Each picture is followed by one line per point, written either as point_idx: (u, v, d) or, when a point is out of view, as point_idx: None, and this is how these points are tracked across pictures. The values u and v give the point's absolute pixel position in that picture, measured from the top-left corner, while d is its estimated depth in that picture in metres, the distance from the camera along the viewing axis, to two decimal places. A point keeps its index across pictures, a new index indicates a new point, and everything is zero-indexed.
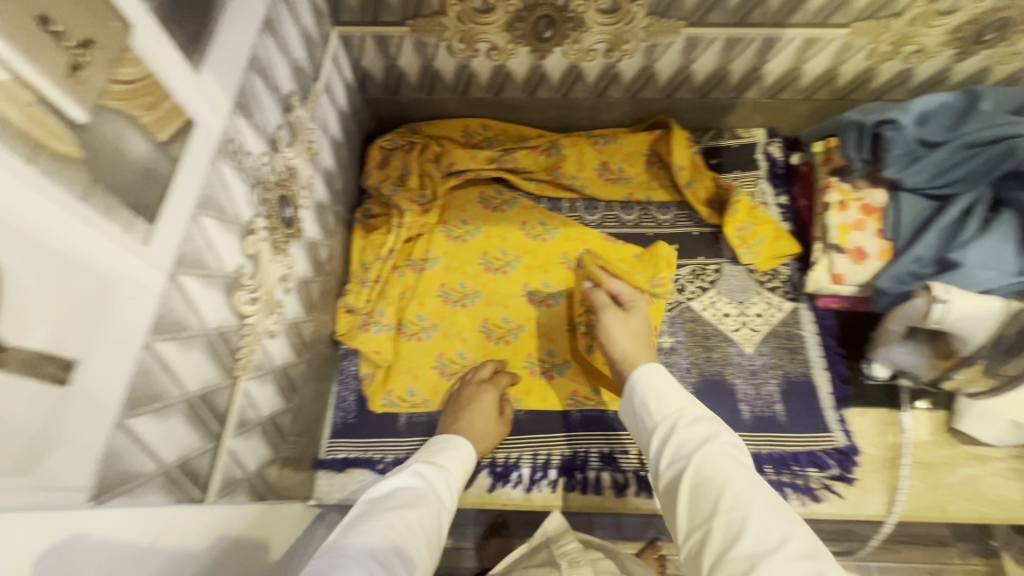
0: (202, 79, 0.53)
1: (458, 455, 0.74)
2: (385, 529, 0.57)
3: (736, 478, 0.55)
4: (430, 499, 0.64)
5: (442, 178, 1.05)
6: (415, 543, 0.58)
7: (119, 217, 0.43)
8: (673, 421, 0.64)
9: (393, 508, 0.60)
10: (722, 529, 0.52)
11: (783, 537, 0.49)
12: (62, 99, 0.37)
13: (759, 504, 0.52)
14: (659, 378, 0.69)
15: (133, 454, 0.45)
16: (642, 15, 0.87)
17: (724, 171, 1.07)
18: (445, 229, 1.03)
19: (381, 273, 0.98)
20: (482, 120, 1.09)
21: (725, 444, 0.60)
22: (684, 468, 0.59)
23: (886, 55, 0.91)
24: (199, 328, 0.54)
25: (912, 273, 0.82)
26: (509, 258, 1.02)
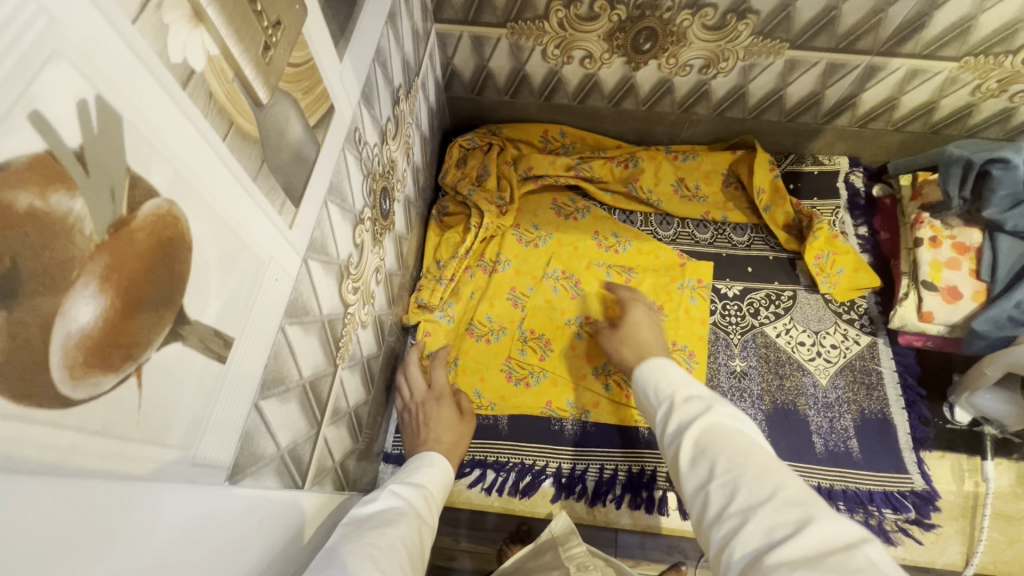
0: (344, 68, 0.54)
1: (435, 472, 0.70)
2: (366, 550, 0.49)
3: (728, 441, 0.51)
4: (410, 515, 0.59)
5: (518, 182, 1.05)
6: (395, 560, 0.51)
7: (275, 198, 0.43)
8: (671, 402, 0.61)
9: (374, 529, 0.54)
10: (718, 489, 0.48)
11: (776, 487, 0.45)
12: (253, 79, 0.37)
13: (755, 461, 0.48)
14: (659, 367, 0.66)
15: (261, 435, 0.45)
16: (747, 34, 0.85)
17: (803, 197, 1.05)
18: (518, 233, 1.03)
19: (456, 272, 0.98)
20: (561, 126, 1.08)
21: (723, 415, 0.55)
22: (679, 440, 0.55)
23: (990, 93, 0.89)
24: (317, 314, 0.54)
25: (1012, 318, 0.79)
26: (581, 267, 1.00)
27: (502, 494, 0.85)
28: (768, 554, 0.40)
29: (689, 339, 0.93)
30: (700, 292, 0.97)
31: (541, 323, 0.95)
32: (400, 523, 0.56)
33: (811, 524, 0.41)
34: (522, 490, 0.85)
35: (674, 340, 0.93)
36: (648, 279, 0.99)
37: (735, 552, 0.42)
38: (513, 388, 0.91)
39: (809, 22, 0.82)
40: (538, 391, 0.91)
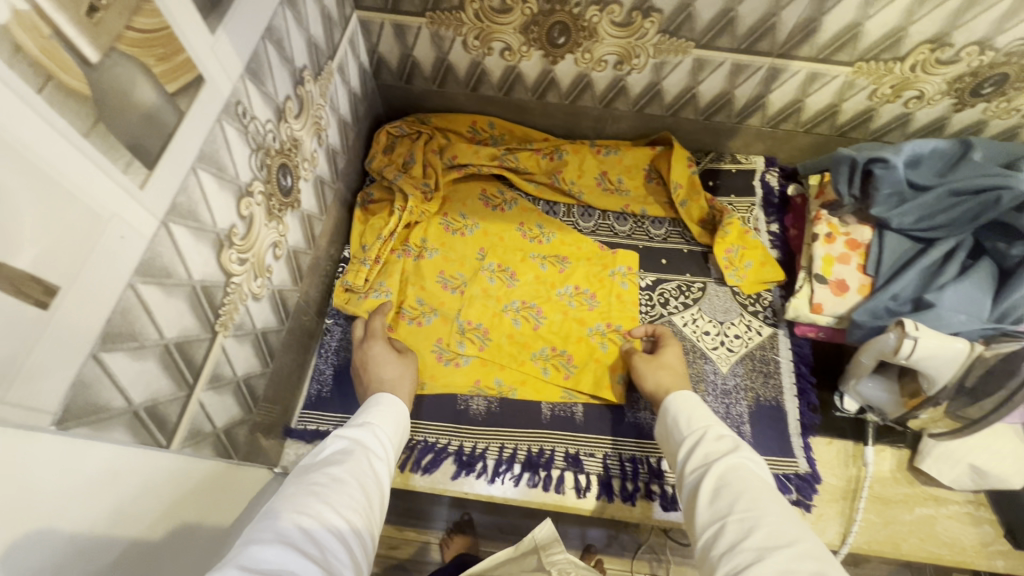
0: (217, 41, 0.55)
1: (383, 409, 0.72)
2: (309, 488, 0.54)
3: (753, 484, 0.55)
4: (357, 451, 0.63)
5: (447, 172, 1.07)
6: (345, 491, 0.56)
7: (118, 155, 0.44)
8: (699, 433, 0.66)
9: (318, 469, 0.58)
10: (735, 523, 0.52)
11: (793, 540, 0.48)
12: (77, 37, 0.39)
13: (777, 510, 0.52)
14: (690, 400, 0.72)
15: (104, 387, 0.47)
16: (653, 32, 0.88)
17: (720, 194, 1.09)
18: (445, 221, 1.06)
19: (381, 253, 0.99)
20: (489, 118, 1.11)
21: (749, 457, 0.60)
22: (706, 470, 0.60)
23: (886, 98, 0.94)
24: (185, 278, 0.56)
25: (888, 309, 0.84)
26: (511, 258, 1.03)
27: (404, 471, 0.86)
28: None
29: (624, 321, 0.97)
30: (630, 278, 1.02)
31: (477, 312, 0.97)
32: (348, 460, 0.60)
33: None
34: (424, 466, 0.86)
35: (609, 322, 0.97)
36: (580, 268, 1.03)
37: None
38: (442, 367, 0.93)
39: (710, 23, 0.86)
40: (467, 371, 0.93)
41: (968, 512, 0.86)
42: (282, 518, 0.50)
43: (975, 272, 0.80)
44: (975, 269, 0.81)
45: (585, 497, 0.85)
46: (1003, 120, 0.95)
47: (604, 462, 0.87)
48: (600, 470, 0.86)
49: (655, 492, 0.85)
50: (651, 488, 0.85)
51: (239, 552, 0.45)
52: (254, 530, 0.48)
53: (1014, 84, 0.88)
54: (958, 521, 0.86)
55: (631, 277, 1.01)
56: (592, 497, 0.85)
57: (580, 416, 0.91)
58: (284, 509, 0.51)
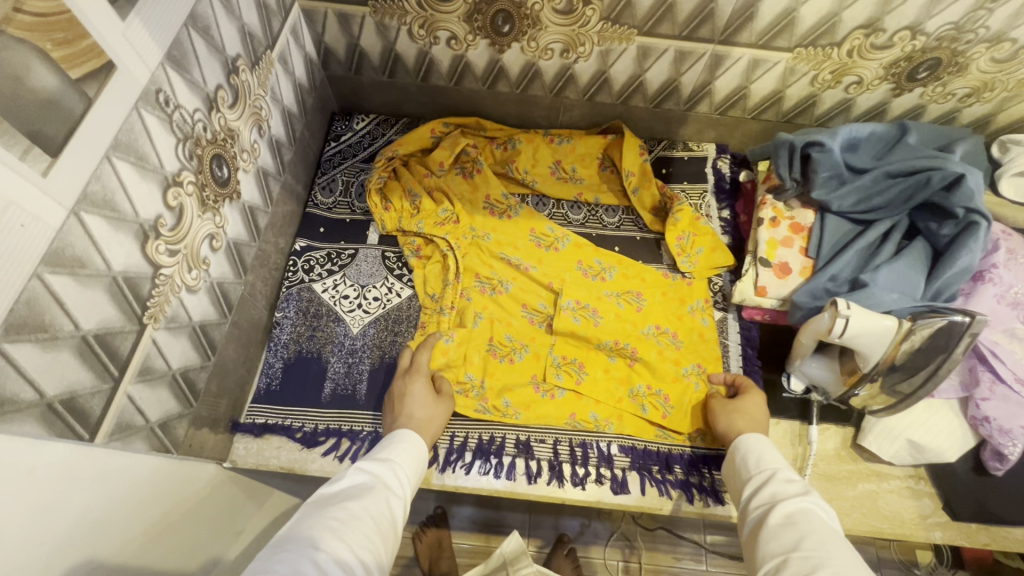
0: (130, 27, 0.54)
1: (405, 444, 0.72)
2: (328, 524, 0.55)
3: (819, 527, 0.58)
4: (376, 488, 0.63)
5: (480, 213, 1.05)
6: (361, 530, 0.57)
7: (14, 141, 0.44)
8: (767, 475, 0.68)
9: (338, 503, 0.59)
10: (798, 560, 0.54)
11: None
12: None
13: (846, 553, 0.54)
14: (761, 443, 0.74)
15: (10, 379, 0.46)
16: (596, 19, 0.89)
17: (673, 181, 1.10)
18: (504, 259, 1.01)
19: (453, 298, 0.96)
20: (443, 119, 1.09)
21: (816, 503, 0.62)
22: (772, 509, 0.62)
23: (827, 83, 0.96)
24: (104, 269, 0.55)
25: (827, 290, 0.85)
26: (584, 305, 0.97)
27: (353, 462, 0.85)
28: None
29: (713, 361, 0.94)
30: (709, 312, 0.99)
31: (572, 348, 0.94)
32: (367, 496, 0.61)
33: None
34: None
35: (698, 362, 0.94)
36: (657, 305, 1.00)
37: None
38: (540, 400, 0.91)
39: (650, 9, 0.86)
40: (562, 403, 0.90)
41: (909, 487, 0.88)
42: (299, 552, 0.51)
43: (907, 253, 0.82)
44: (908, 249, 0.83)
45: (536, 483, 0.85)
46: (941, 104, 0.98)
47: (554, 448, 0.88)
48: (551, 456, 0.87)
49: (605, 476, 0.86)
50: (601, 472, 0.86)
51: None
52: (271, 560, 0.50)
53: (947, 68, 0.90)
54: (899, 495, 0.88)
55: (705, 311, 0.98)
56: (543, 482, 0.85)
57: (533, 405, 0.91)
58: (302, 543, 0.52)
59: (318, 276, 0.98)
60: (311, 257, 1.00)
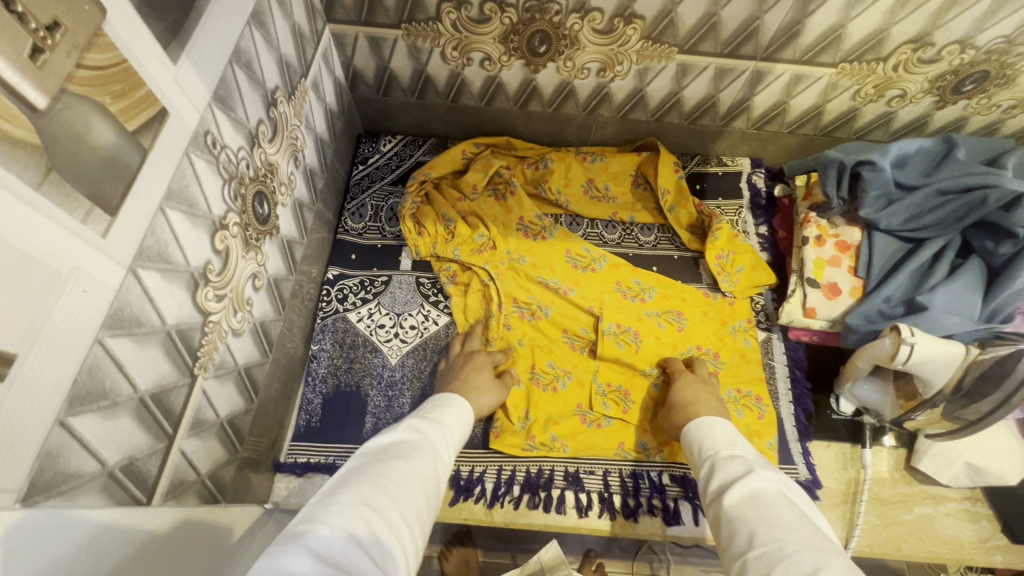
0: (181, 71, 0.52)
1: (450, 411, 0.70)
2: (380, 478, 0.52)
3: (765, 514, 0.55)
4: (424, 448, 0.60)
5: (515, 235, 1.02)
6: (410, 490, 0.53)
7: (76, 205, 0.41)
8: (714, 462, 0.67)
9: (388, 460, 0.55)
10: (754, 559, 0.51)
11: (816, 563, 0.47)
12: (20, 82, 0.35)
13: (798, 532, 0.51)
14: (704, 428, 0.73)
15: (73, 454, 0.44)
16: (636, 39, 0.86)
17: (708, 197, 1.08)
18: (541, 282, 0.98)
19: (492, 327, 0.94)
20: (473, 141, 1.07)
21: (764, 480, 0.60)
22: (724, 500, 0.60)
23: (869, 97, 0.94)
24: (158, 324, 0.52)
25: (881, 312, 0.84)
26: (627, 329, 0.95)
27: None
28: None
29: (754, 384, 0.92)
30: (751, 334, 0.96)
31: (616, 375, 0.92)
32: (416, 456, 0.58)
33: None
34: None
35: (740, 385, 0.91)
36: (699, 326, 0.97)
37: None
38: (586, 430, 0.88)
39: (692, 27, 0.84)
40: (610, 432, 0.88)
41: (965, 509, 0.87)
42: (353, 505, 0.47)
43: (964, 272, 0.80)
44: (965, 269, 0.81)
45: (587, 517, 0.83)
46: (984, 115, 0.96)
47: (604, 480, 0.85)
48: (601, 488, 0.85)
49: (657, 507, 0.84)
50: (653, 503, 0.84)
51: (303, 535, 0.43)
52: (325, 510, 0.46)
53: (995, 81, 0.88)
54: (956, 518, 0.86)
55: (748, 332, 0.96)
56: (594, 515, 0.83)
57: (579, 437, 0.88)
58: (356, 494, 0.49)
59: (352, 305, 0.96)
60: (344, 285, 0.98)
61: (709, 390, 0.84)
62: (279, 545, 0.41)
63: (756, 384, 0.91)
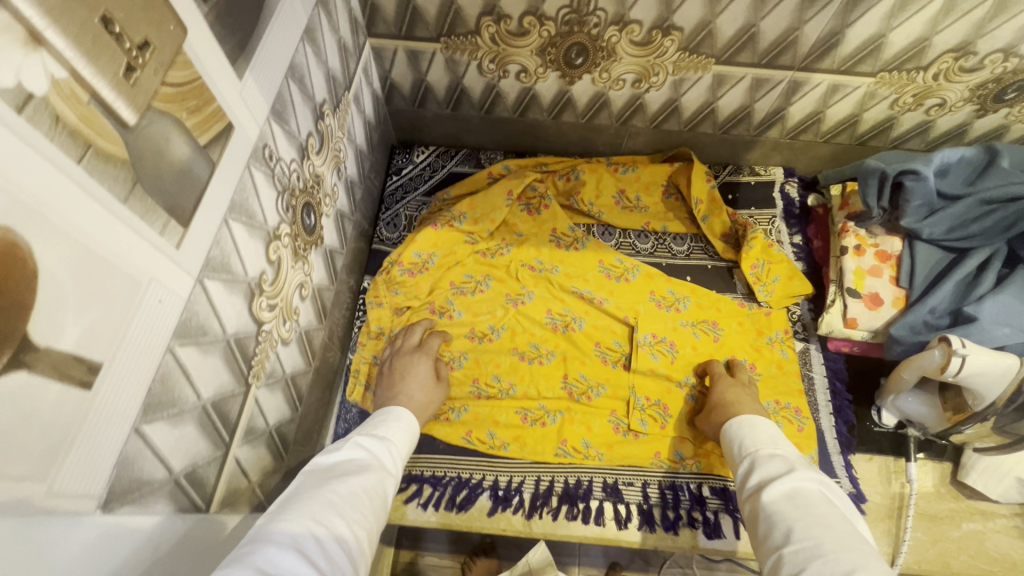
0: (245, 86, 0.53)
1: (398, 426, 0.72)
2: (328, 498, 0.53)
3: (804, 511, 0.55)
4: (373, 467, 0.61)
5: (547, 245, 1.03)
6: (358, 508, 0.54)
7: (156, 218, 0.42)
8: (754, 458, 0.67)
9: (336, 478, 0.56)
10: (791, 554, 0.52)
11: (853, 564, 0.47)
12: (115, 99, 0.36)
13: (836, 530, 0.52)
14: (748, 426, 0.73)
15: (146, 461, 0.44)
16: (673, 50, 0.87)
17: (741, 207, 1.07)
18: (575, 292, 0.98)
19: (509, 333, 0.95)
20: (502, 163, 1.07)
21: (804, 478, 0.60)
22: (761, 496, 0.60)
23: (907, 106, 0.94)
24: (220, 334, 0.53)
25: (927, 323, 0.82)
26: (662, 340, 0.94)
27: (438, 509, 0.83)
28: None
29: (793, 396, 0.90)
30: (790, 344, 0.95)
31: (653, 388, 0.91)
32: (366, 476, 0.59)
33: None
34: (458, 503, 0.83)
35: (778, 397, 0.90)
36: (735, 337, 0.96)
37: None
38: (621, 440, 0.87)
39: (731, 39, 0.84)
40: (646, 442, 0.87)
41: (1017, 526, 0.84)
42: (299, 526, 0.48)
43: (1013, 282, 0.79)
44: (1013, 279, 0.79)
45: (627, 529, 0.82)
46: None
47: (643, 491, 0.85)
48: (640, 500, 0.84)
49: (697, 519, 0.83)
50: (693, 515, 0.83)
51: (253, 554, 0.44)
52: (269, 530, 0.48)
53: None
54: (1007, 535, 0.84)
55: (788, 342, 0.95)
56: (634, 528, 0.82)
57: (613, 453, 0.86)
58: (302, 513, 0.50)
59: None
60: None
61: (749, 392, 0.84)
62: (225, 566, 0.43)
63: (795, 398, 0.90)
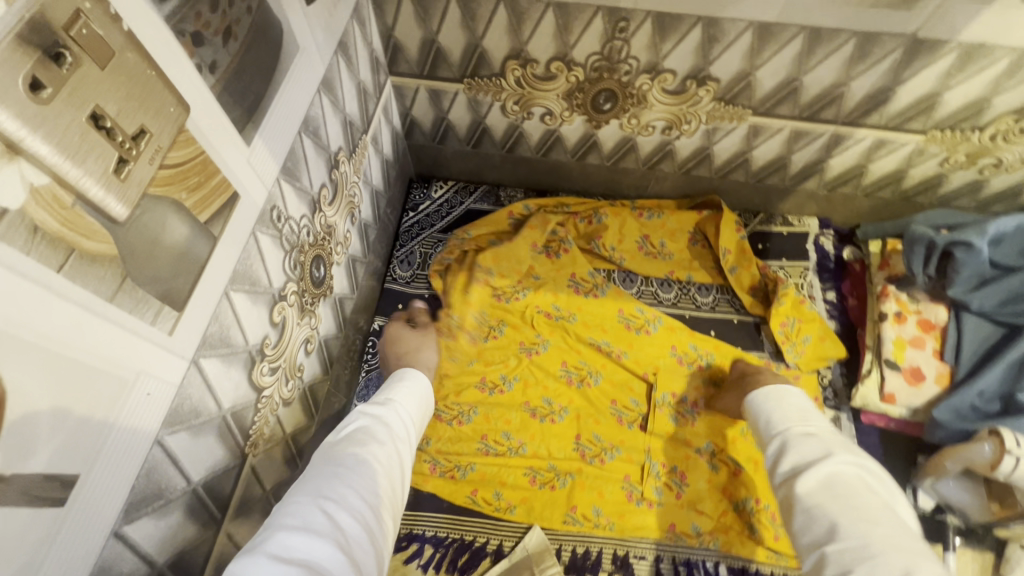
0: (254, 150, 0.50)
1: (405, 388, 0.67)
2: (335, 470, 0.48)
3: (848, 504, 0.51)
4: (380, 431, 0.56)
5: (565, 291, 0.97)
6: (370, 474, 0.50)
7: (147, 308, 0.39)
8: (784, 437, 0.62)
9: (341, 448, 0.52)
10: (835, 553, 0.47)
11: (904, 564, 0.44)
12: (104, 198, 0.33)
13: (883, 526, 0.48)
14: (778, 399, 0.68)
15: (126, 562, 0.42)
16: (708, 100, 0.82)
17: (771, 258, 1.02)
18: (592, 342, 0.93)
19: (521, 386, 0.91)
20: (523, 202, 1.04)
21: (844, 463, 0.55)
22: (795, 486, 0.55)
23: (959, 165, 0.87)
24: (215, 412, 0.51)
25: (973, 408, 0.77)
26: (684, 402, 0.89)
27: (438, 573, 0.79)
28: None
29: None
30: (819, 413, 0.88)
31: (671, 455, 0.85)
32: (374, 441, 0.54)
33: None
34: (460, 567, 0.79)
35: None
36: None
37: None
38: (633, 508, 0.83)
39: (771, 92, 0.79)
40: (661, 511, 0.82)
41: None
42: (306, 500, 0.44)
43: None
44: None
45: None
46: None
47: (655, 566, 0.80)
48: None
49: None
50: None
51: (260, 539, 0.41)
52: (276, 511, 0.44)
53: None
54: None
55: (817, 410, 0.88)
56: None
57: (625, 525, 0.82)
58: (311, 489, 0.46)
59: None
60: None
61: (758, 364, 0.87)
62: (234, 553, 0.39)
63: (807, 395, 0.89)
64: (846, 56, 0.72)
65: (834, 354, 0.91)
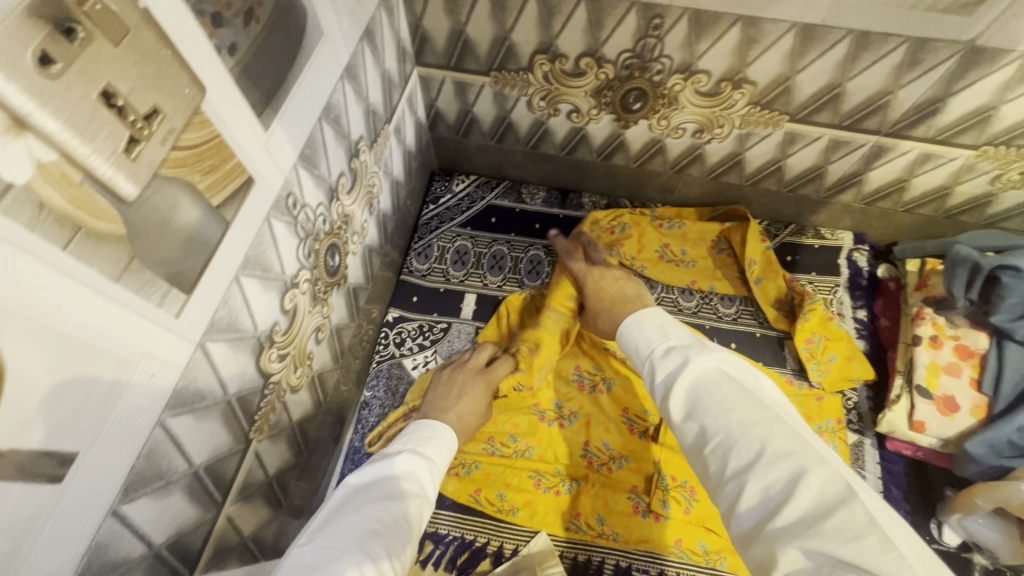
0: (271, 136, 0.50)
1: (442, 438, 0.66)
2: (370, 526, 0.48)
3: (714, 402, 0.49)
4: (415, 490, 0.55)
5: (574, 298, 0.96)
6: (399, 538, 0.49)
7: (155, 289, 0.39)
8: (650, 358, 0.57)
9: (377, 504, 0.50)
10: (713, 453, 0.46)
11: (763, 440, 0.44)
12: (114, 175, 0.33)
13: (746, 421, 0.46)
14: (642, 321, 0.61)
15: (123, 541, 0.42)
16: (743, 103, 0.78)
17: (800, 271, 0.98)
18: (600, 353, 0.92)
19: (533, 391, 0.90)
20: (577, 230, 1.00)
21: (702, 363, 0.52)
22: (671, 406, 0.51)
23: (1012, 184, 0.82)
24: (220, 396, 0.51)
25: (1012, 443, 0.72)
26: None
27: (436, 569, 0.78)
28: (770, 517, 0.40)
29: None
30: (841, 435, 0.84)
31: (681, 469, 0.82)
32: (410, 498, 0.53)
33: (799, 477, 0.41)
34: (459, 566, 0.78)
35: None
36: None
37: (737, 517, 0.43)
38: (640, 520, 0.80)
39: (810, 97, 0.75)
40: (669, 526, 0.79)
41: None
42: (342, 556, 0.43)
43: None
44: None
45: None
46: None
47: None
48: None
49: None
50: None
51: None
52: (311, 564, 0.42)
53: None
54: None
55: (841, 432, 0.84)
56: None
57: (631, 538, 0.79)
58: (347, 545, 0.45)
59: (408, 350, 0.92)
60: (403, 328, 0.94)
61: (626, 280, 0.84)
62: None
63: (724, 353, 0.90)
64: (895, 63, 0.68)
65: (863, 374, 0.87)
